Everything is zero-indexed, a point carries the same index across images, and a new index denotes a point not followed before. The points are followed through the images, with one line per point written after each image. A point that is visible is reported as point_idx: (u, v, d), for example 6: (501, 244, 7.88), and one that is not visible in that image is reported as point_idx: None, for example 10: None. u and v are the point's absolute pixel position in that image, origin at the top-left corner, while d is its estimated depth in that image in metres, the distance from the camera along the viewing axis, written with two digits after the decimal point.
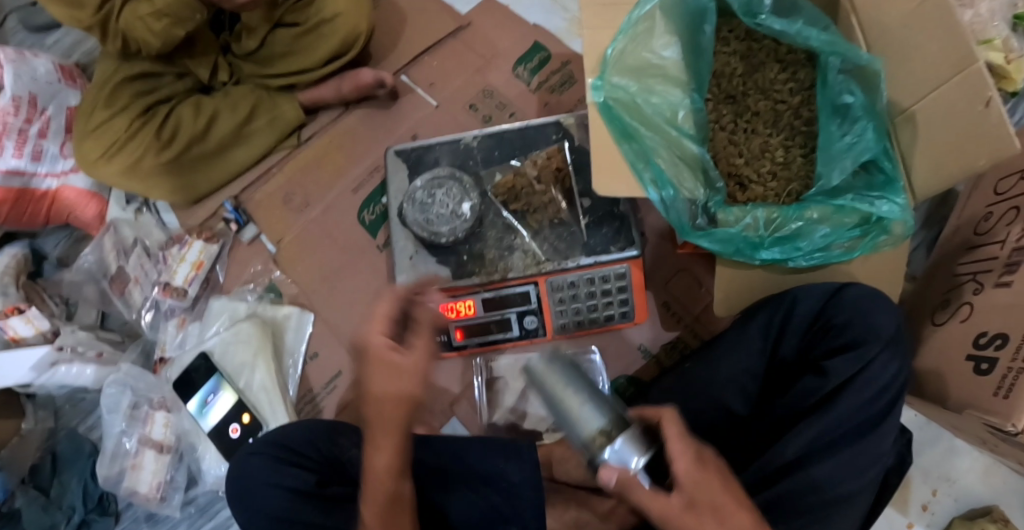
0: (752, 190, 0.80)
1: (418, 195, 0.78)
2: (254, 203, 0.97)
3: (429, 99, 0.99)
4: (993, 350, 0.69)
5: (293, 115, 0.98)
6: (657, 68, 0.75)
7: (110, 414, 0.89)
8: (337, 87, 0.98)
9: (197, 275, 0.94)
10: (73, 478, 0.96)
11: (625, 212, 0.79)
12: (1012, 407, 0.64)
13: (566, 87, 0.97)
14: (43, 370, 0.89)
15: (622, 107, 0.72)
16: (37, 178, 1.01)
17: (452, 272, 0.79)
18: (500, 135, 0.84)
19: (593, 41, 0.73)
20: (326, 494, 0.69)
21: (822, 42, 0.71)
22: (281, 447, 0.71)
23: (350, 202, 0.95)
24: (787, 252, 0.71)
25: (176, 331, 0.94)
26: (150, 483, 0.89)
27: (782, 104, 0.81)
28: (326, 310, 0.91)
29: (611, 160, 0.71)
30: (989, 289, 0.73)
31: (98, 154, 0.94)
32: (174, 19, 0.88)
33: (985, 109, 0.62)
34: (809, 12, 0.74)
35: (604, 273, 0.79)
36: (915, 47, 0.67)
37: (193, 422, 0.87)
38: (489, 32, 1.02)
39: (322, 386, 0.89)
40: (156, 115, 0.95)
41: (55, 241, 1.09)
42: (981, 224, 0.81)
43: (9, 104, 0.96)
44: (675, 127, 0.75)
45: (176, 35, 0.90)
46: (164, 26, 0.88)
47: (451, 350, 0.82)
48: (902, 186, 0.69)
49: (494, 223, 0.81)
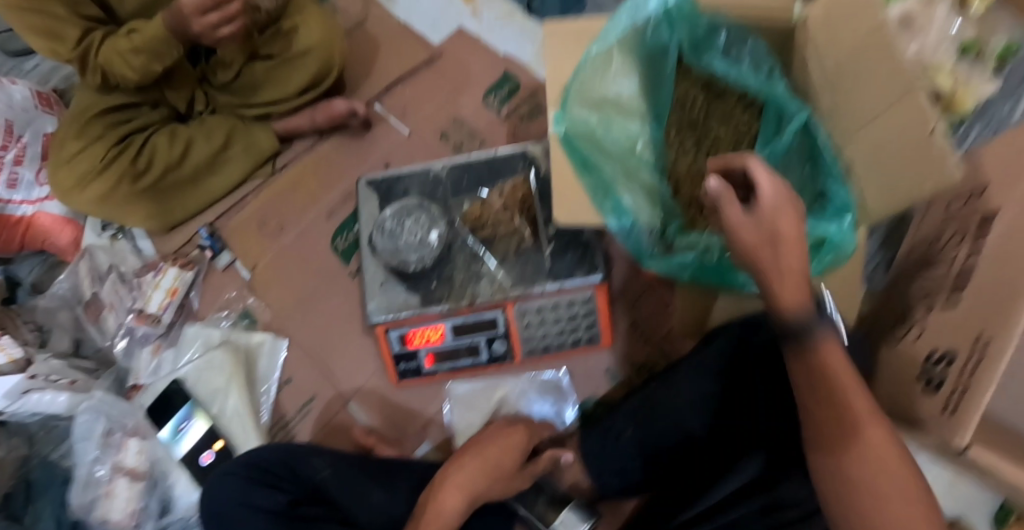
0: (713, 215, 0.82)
1: (387, 224, 0.80)
2: (229, 230, 0.99)
3: (402, 127, 1.02)
4: (941, 368, 0.72)
5: (269, 145, 1.00)
6: (615, 101, 0.77)
7: (82, 441, 0.90)
8: (312, 116, 1.00)
9: (172, 301, 0.95)
10: (46, 508, 0.97)
11: (589, 240, 0.81)
12: (956, 424, 0.66)
13: (535, 116, 1.00)
14: (14, 398, 0.87)
15: (581, 139, 0.75)
16: (12, 205, 1.02)
17: (422, 299, 0.79)
18: (468, 165, 0.86)
19: (554, 76, 0.77)
20: (299, 514, 0.70)
21: (762, 85, 0.76)
22: (253, 467, 0.71)
23: (324, 228, 0.97)
24: (742, 277, 0.73)
25: (150, 358, 0.95)
26: (123, 511, 0.89)
27: (742, 131, 0.83)
28: (300, 335, 0.93)
29: (570, 189, 0.75)
30: (938, 309, 0.76)
31: (73, 183, 0.95)
32: (151, 55, 0.90)
33: (929, 138, 0.67)
34: (755, 50, 0.77)
35: (569, 299, 0.81)
36: (863, 80, 0.72)
37: (166, 450, 0.87)
38: (460, 62, 1.05)
39: (296, 411, 0.90)
40: (132, 143, 0.96)
41: (29, 267, 1.09)
42: (932, 245, 0.84)
43: None
44: (633, 158, 0.77)
45: (154, 70, 0.92)
46: (142, 61, 0.90)
47: (421, 375, 0.85)
48: (851, 212, 0.72)
49: (462, 250, 0.82)
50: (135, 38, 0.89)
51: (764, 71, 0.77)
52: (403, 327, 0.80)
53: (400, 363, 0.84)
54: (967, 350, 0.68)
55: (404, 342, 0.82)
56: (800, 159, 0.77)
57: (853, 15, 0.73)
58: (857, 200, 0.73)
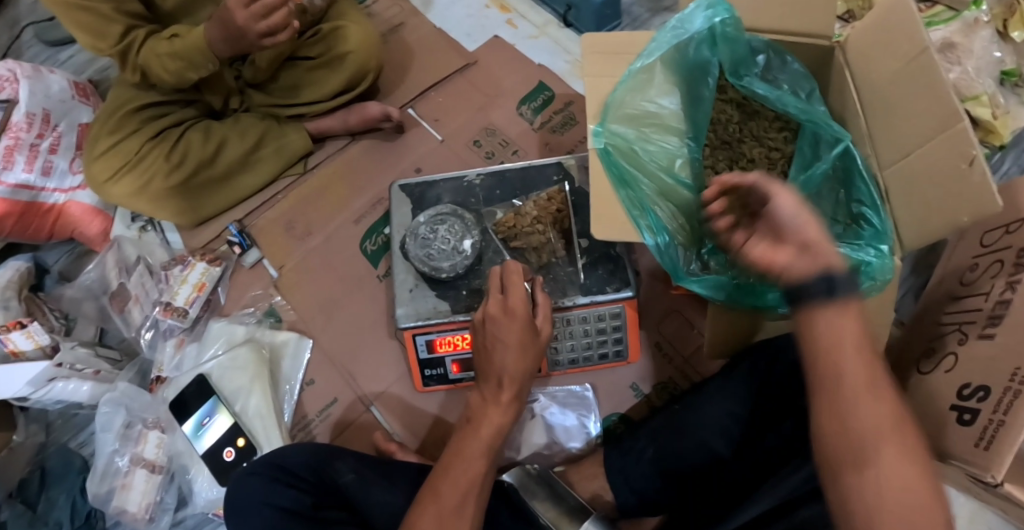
0: None
1: (420, 230, 0.80)
2: (257, 228, 0.99)
3: (434, 134, 1.02)
4: (975, 401, 0.70)
5: (301, 144, 1.01)
6: (654, 116, 0.78)
7: (103, 433, 0.91)
8: (345, 119, 1.01)
9: (198, 296, 0.94)
10: (61, 495, 0.95)
11: (620, 254, 0.81)
12: (991, 459, 0.65)
13: (567, 128, 1.00)
14: (40, 386, 0.89)
15: (619, 154, 0.75)
16: (45, 193, 1.02)
17: (451, 306, 0.80)
18: (501, 174, 0.87)
19: (594, 89, 0.77)
20: (319, 516, 0.70)
21: (798, 111, 0.76)
22: (278, 469, 0.72)
23: (352, 231, 0.97)
24: (777, 298, 0.72)
25: (173, 352, 0.95)
26: (139, 503, 0.89)
27: (776, 151, 0.83)
28: (324, 336, 0.93)
29: (608, 204, 0.73)
30: (973, 340, 0.75)
31: (109, 174, 0.96)
32: (189, 63, 0.90)
33: (969, 168, 0.63)
34: (794, 74, 0.80)
35: (600, 312, 0.80)
36: (906, 107, 0.70)
37: (186, 443, 0.87)
38: (494, 71, 1.05)
39: (316, 412, 0.90)
40: (168, 137, 0.97)
41: (56, 256, 1.10)
42: (967, 274, 0.83)
43: (23, 120, 0.99)
44: (671, 175, 0.78)
45: (189, 77, 0.92)
46: (179, 67, 0.91)
47: (446, 382, 0.85)
48: (888, 238, 0.72)
49: (492, 259, 0.82)
50: (176, 42, 0.89)
51: (803, 92, 0.79)
52: (431, 333, 0.80)
53: (425, 370, 0.84)
54: (1004, 384, 0.67)
55: (430, 348, 0.82)
56: (834, 188, 0.79)
57: (897, 40, 0.71)
58: (893, 227, 0.73)
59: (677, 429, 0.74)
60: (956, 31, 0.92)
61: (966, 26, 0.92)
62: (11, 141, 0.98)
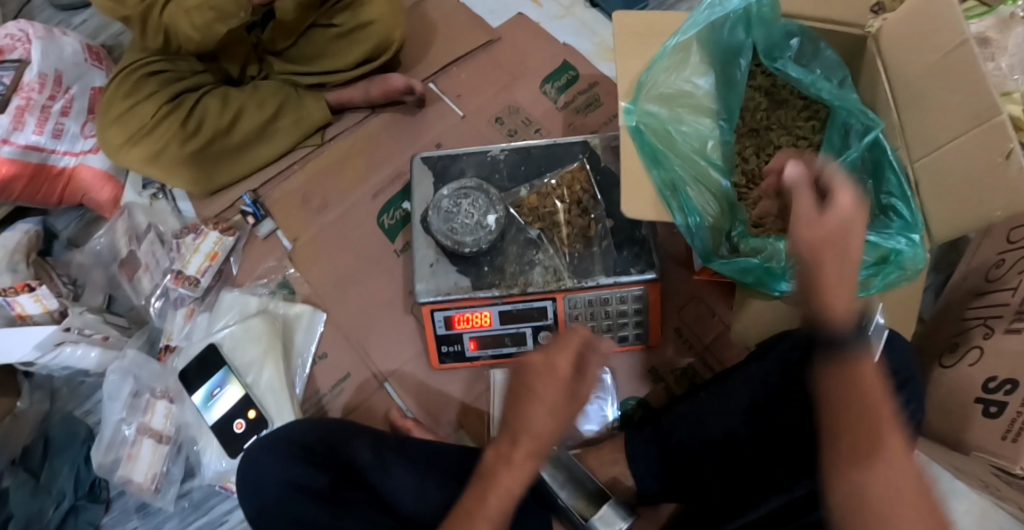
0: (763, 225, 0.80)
1: (443, 204, 0.79)
2: (272, 200, 0.98)
3: (456, 110, 1.00)
4: (1001, 395, 0.70)
5: (320, 115, 0.99)
6: (689, 96, 0.76)
7: (110, 401, 0.89)
8: (366, 91, 0.99)
9: (211, 266, 0.93)
10: (64, 464, 0.94)
11: (645, 236, 0.79)
12: (1019, 451, 0.65)
13: (591, 108, 0.99)
14: (47, 350, 0.88)
15: (652, 133, 0.73)
16: (55, 156, 1.00)
17: (472, 282, 0.78)
18: (526, 151, 0.85)
19: (625, 68, 0.76)
20: (336, 496, 0.68)
21: (833, 96, 0.74)
22: (292, 443, 0.70)
23: (370, 205, 0.96)
24: None
25: (183, 322, 0.93)
26: (145, 474, 0.88)
27: (803, 140, 0.81)
28: (339, 311, 0.91)
29: (639, 184, 0.72)
30: (998, 334, 0.73)
31: (122, 139, 0.94)
32: (219, 14, 0.87)
33: (1006, 161, 0.61)
34: (827, 62, 0.77)
35: (621, 295, 0.79)
36: (941, 98, 0.68)
37: (195, 415, 0.85)
38: (519, 49, 1.03)
39: (329, 388, 0.89)
40: (184, 103, 0.95)
41: (65, 221, 1.08)
42: (992, 271, 0.80)
43: (34, 80, 0.96)
44: (703, 157, 0.76)
45: (217, 30, 0.89)
46: (207, 19, 0.87)
47: (462, 360, 0.84)
48: (917, 228, 0.70)
49: (516, 236, 0.81)
50: None
51: (835, 81, 0.76)
52: (449, 309, 0.79)
53: (442, 346, 0.83)
54: None
55: (449, 324, 0.81)
56: (862, 177, 0.76)
57: (934, 30, 0.68)
58: (924, 221, 0.70)
59: (699, 418, 0.73)
60: (992, 25, 0.88)
61: (1000, 23, 0.88)
62: (22, 102, 0.95)
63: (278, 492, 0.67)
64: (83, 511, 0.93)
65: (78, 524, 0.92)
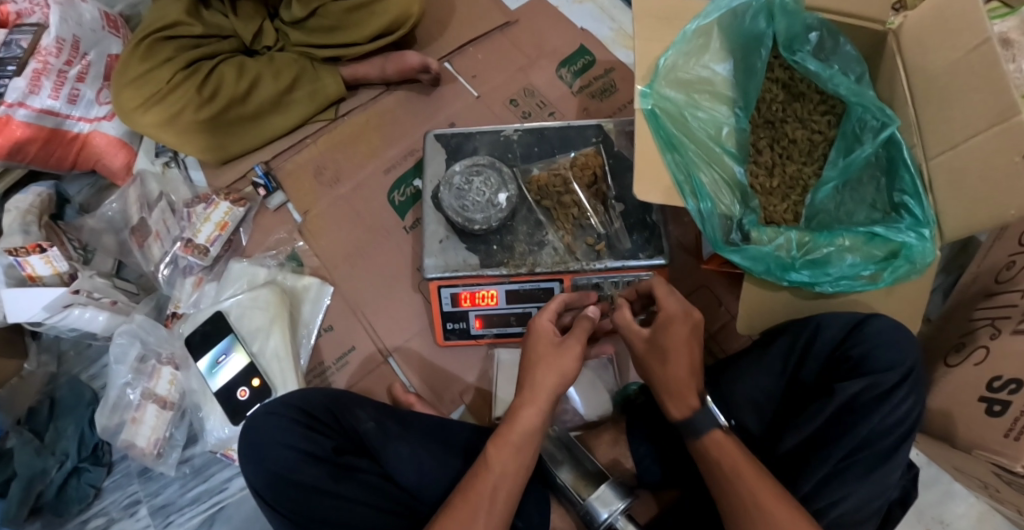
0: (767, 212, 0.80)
1: (455, 180, 0.79)
2: (284, 172, 0.99)
3: (471, 90, 1.00)
4: (1006, 394, 0.69)
5: (334, 90, 0.99)
6: (707, 82, 0.76)
7: (117, 364, 0.90)
8: (382, 68, 0.99)
9: (221, 235, 0.94)
10: (69, 425, 0.95)
11: (656, 222, 0.79)
12: (1019, 450, 0.65)
13: (607, 94, 0.98)
14: (55, 311, 0.88)
15: (667, 118, 0.73)
16: (70, 121, 1.01)
17: (481, 261, 0.78)
18: (541, 132, 0.85)
19: (643, 52, 0.74)
20: (340, 462, 0.68)
21: (850, 92, 0.74)
22: (298, 410, 0.70)
23: (382, 181, 0.96)
24: (815, 276, 0.71)
25: (191, 290, 0.94)
26: (148, 438, 0.89)
27: (819, 134, 0.81)
28: (346, 284, 0.92)
29: (653, 166, 0.71)
30: (1006, 335, 0.72)
31: (138, 102, 0.95)
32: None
33: (1020, 161, 0.61)
34: (846, 57, 0.76)
35: (628, 278, 0.78)
36: (960, 97, 0.67)
37: (200, 382, 0.86)
38: (535, 33, 1.03)
39: (333, 361, 0.89)
40: (200, 70, 0.96)
41: (77, 187, 1.09)
42: (1002, 272, 0.78)
43: (52, 45, 0.97)
44: (718, 144, 0.76)
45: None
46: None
47: (467, 337, 0.84)
48: (930, 226, 0.69)
49: (526, 217, 0.80)
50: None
51: (852, 76, 0.76)
52: (457, 286, 0.79)
53: (448, 323, 0.83)
54: None
55: (456, 301, 0.81)
56: (875, 175, 0.77)
57: (956, 28, 0.67)
58: (936, 217, 0.70)
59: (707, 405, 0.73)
60: (1015, 27, 0.83)
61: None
62: (40, 65, 0.96)
63: (285, 467, 0.67)
64: (86, 473, 0.94)
65: (80, 485, 0.94)
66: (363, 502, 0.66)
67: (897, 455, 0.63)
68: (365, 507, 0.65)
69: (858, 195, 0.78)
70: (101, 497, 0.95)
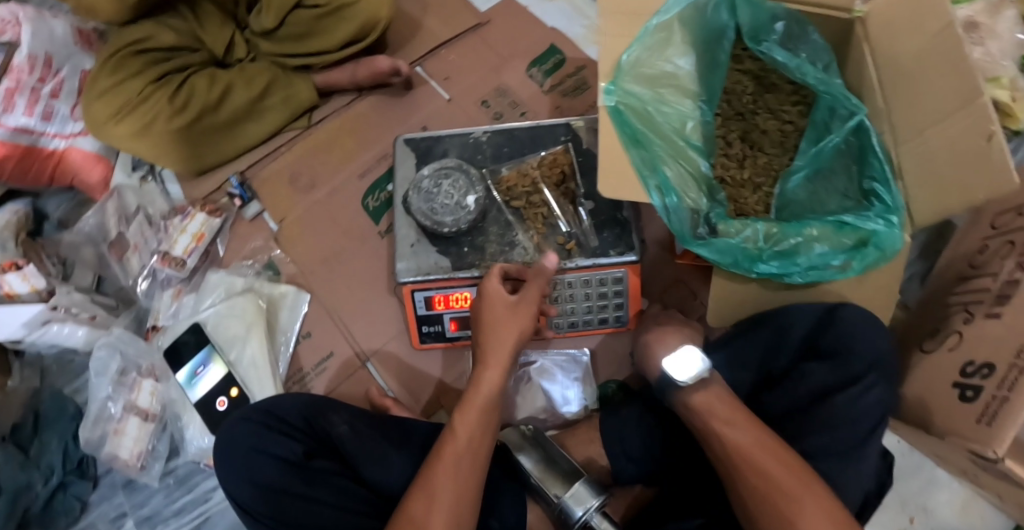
0: (738, 204, 0.81)
1: (424, 184, 0.79)
2: (259, 180, 0.99)
3: (443, 93, 1.01)
4: (979, 379, 0.68)
5: (307, 96, 1.00)
6: (671, 77, 0.75)
7: (97, 378, 0.90)
8: (354, 73, 0.99)
9: (198, 246, 0.94)
10: (53, 438, 0.95)
11: (627, 218, 0.79)
12: (992, 435, 0.62)
13: (579, 92, 0.98)
14: (34, 328, 0.89)
15: (632, 113, 0.72)
16: (45, 138, 1.01)
17: (452, 263, 0.79)
18: (510, 133, 0.85)
19: (608, 49, 0.73)
20: (313, 466, 0.69)
21: (818, 81, 0.74)
22: (270, 416, 0.71)
23: (356, 186, 0.96)
24: (784, 267, 0.70)
25: (170, 301, 0.94)
26: (131, 450, 0.90)
27: (789, 125, 0.81)
28: (323, 290, 0.92)
29: (617, 162, 0.72)
30: (978, 320, 0.71)
31: (109, 115, 0.95)
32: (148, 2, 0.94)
33: (987, 144, 0.61)
34: (813, 46, 0.75)
35: (601, 276, 0.79)
36: (925, 83, 0.67)
37: (180, 392, 0.87)
38: (505, 33, 1.03)
39: (312, 367, 0.89)
40: (170, 81, 0.96)
41: (56, 203, 1.09)
42: (976, 257, 0.77)
43: (25, 63, 0.97)
44: (684, 139, 0.76)
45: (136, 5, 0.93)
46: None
47: (443, 339, 0.84)
48: (900, 213, 0.69)
49: (496, 218, 0.81)
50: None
51: (820, 65, 0.75)
52: (430, 289, 0.79)
53: (423, 326, 0.83)
54: (1009, 361, 0.64)
55: (429, 305, 0.81)
56: (847, 163, 0.76)
57: (919, 15, 0.67)
58: (905, 204, 0.69)
59: None
60: (981, 9, 0.81)
61: (991, 6, 0.81)
62: (12, 83, 0.96)
63: (270, 482, 0.67)
64: (72, 486, 0.95)
65: (67, 499, 0.94)
66: (337, 506, 0.67)
67: (869, 444, 0.63)
68: (336, 509, 0.66)
69: (830, 185, 0.77)
70: (87, 511, 0.96)
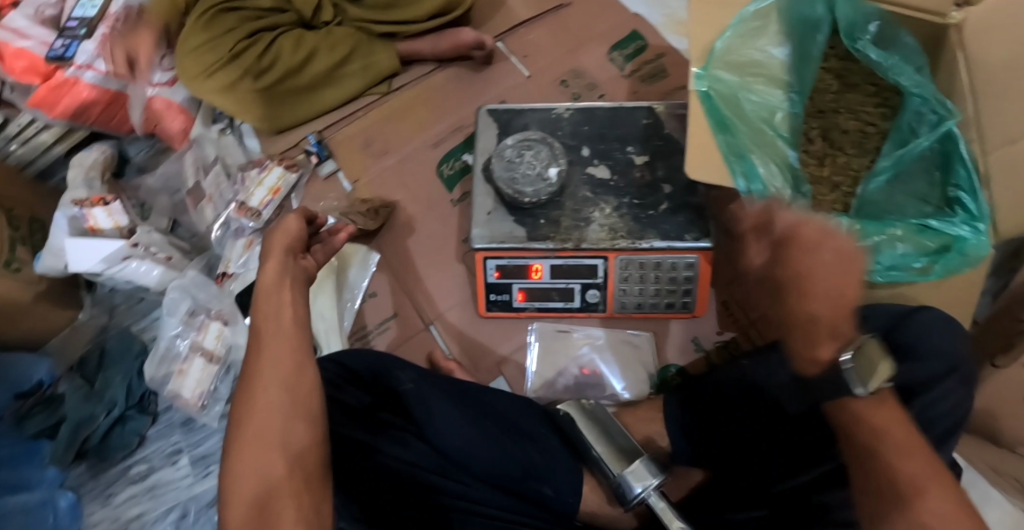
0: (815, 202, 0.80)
1: (507, 153, 0.81)
2: (336, 141, 1.00)
3: (522, 69, 1.02)
4: None
5: (388, 64, 1.02)
6: (762, 66, 0.75)
7: (168, 316, 0.93)
8: (436, 44, 1.01)
9: (273, 200, 0.97)
10: (117, 375, 0.98)
11: (702, 205, 0.79)
12: None
13: (657, 78, 0.99)
14: (114, 263, 0.93)
15: (721, 99, 0.73)
16: (133, 86, 1.04)
17: (527, 233, 0.79)
18: (592, 112, 0.86)
19: (697, 37, 0.74)
20: (377, 418, 0.75)
21: (913, 82, 0.70)
22: (341, 367, 0.76)
23: (430, 154, 0.97)
24: (864, 264, 0.72)
25: (241, 251, 0.96)
26: (193, 390, 0.92)
27: (872, 127, 0.80)
28: (390, 252, 0.93)
29: (704, 147, 0.74)
30: None
31: (200, 71, 0.99)
32: None
33: None
34: (906, 49, 0.72)
35: (673, 260, 0.80)
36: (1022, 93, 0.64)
37: (247, 337, 0.92)
38: (587, 16, 1.04)
39: (376, 324, 0.91)
40: (260, 41, 1.00)
41: (138, 148, 1.13)
42: None
43: (120, 11, 1.01)
44: (771, 128, 0.75)
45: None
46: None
47: (508, 309, 0.86)
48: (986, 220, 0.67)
49: (574, 193, 0.81)
50: None
51: (914, 67, 0.71)
52: (501, 258, 0.81)
53: (491, 295, 0.85)
54: None
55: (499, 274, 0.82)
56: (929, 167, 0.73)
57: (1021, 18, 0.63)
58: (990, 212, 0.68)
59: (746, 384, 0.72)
60: None
61: None
62: (107, 30, 1.00)
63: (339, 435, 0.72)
64: (130, 421, 0.97)
65: (125, 433, 0.97)
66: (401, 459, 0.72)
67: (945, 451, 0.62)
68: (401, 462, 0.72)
69: (909, 188, 0.74)
70: (144, 446, 0.99)
